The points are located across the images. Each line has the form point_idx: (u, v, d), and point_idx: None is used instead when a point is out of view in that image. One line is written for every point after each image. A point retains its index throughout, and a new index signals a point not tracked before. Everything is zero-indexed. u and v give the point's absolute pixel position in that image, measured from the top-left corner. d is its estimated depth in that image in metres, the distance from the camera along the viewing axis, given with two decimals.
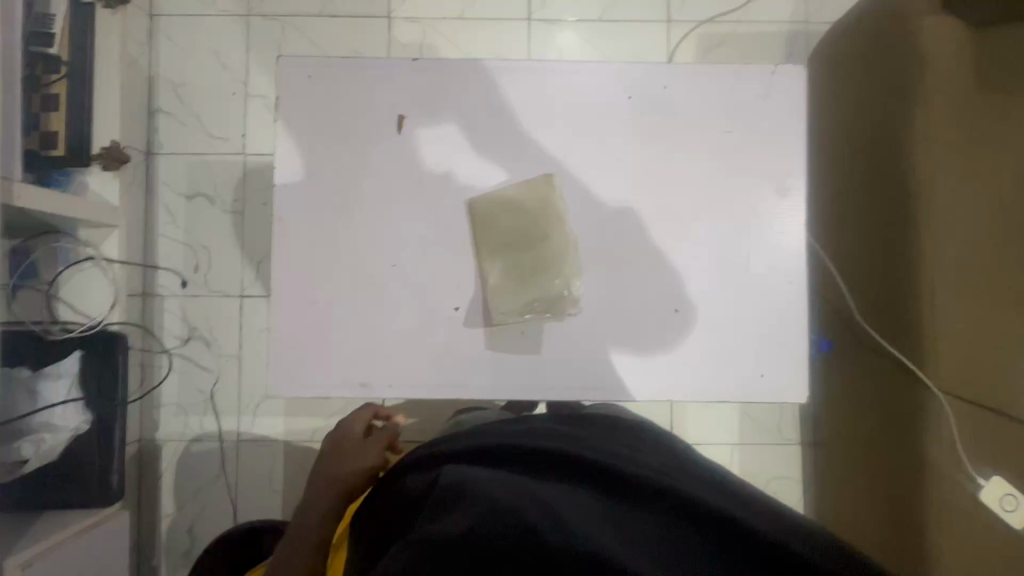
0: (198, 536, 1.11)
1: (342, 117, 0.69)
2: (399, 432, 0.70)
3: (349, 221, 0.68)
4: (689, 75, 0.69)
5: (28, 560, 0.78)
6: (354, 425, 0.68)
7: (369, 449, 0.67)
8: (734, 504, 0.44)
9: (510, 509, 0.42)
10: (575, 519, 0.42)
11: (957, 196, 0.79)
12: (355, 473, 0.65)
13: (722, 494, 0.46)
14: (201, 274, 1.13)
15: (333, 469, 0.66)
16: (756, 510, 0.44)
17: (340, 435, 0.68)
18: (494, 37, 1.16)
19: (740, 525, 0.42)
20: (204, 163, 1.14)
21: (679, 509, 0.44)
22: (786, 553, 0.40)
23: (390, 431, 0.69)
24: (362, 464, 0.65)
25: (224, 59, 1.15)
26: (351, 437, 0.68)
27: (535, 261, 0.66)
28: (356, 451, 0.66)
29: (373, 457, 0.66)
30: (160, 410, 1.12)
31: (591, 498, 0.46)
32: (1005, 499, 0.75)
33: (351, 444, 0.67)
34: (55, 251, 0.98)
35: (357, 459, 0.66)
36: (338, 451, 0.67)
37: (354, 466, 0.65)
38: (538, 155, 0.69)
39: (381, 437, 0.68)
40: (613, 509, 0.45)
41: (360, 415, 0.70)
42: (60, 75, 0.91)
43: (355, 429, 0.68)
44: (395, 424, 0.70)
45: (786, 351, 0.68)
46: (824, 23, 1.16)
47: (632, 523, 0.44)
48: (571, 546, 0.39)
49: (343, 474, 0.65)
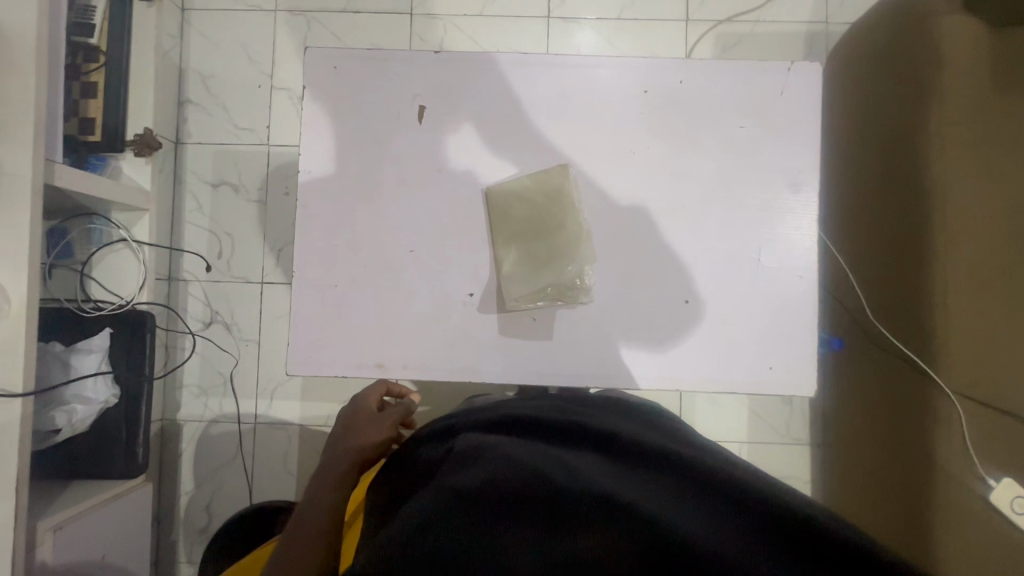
0: (215, 514, 1.15)
1: (366, 109, 0.71)
2: (412, 408, 0.73)
3: (370, 208, 0.71)
4: (705, 72, 0.70)
5: (59, 523, 0.83)
6: (368, 399, 0.71)
7: (384, 421, 0.69)
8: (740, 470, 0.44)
9: (525, 465, 0.44)
10: (586, 476, 0.44)
11: (971, 193, 0.79)
12: (369, 444, 0.67)
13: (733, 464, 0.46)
14: (224, 260, 1.16)
15: (346, 441, 0.68)
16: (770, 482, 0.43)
17: (355, 409, 0.70)
18: (513, 34, 1.18)
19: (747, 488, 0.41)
20: (229, 153, 1.17)
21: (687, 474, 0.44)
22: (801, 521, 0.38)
23: (404, 407, 0.72)
24: (379, 433, 0.68)
25: (251, 52, 1.18)
26: (365, 411, 0.70)
27: (549, 248, 0.68)
28: (371, 423, 0.69)
29: (389, 428, 0.68)
30: (182, 390, 1.16)
31: (599, 461, 0.47)
32: (1016, 502, 0.74)
33: (366, 417, 0.69)
34: (90, 232, 1.01)
35: (369, 431, 0.68)
36: (352, 423, 0.69)
37: (368, 437, 0.67)
38: (554, 149, 0.71)
39: (397, 411, 0.71)
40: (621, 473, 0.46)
41: (373, 390, 0.73)
42: (98, 65, 0.95)
43: (369, 403, 0.71)
44: (409, 401, 0.73)
45: (795, 344, 0.69)
46: (844, 23, 1.16)
47: (637, 481, 0.45)
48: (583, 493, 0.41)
49: (358, 444, 0.67)
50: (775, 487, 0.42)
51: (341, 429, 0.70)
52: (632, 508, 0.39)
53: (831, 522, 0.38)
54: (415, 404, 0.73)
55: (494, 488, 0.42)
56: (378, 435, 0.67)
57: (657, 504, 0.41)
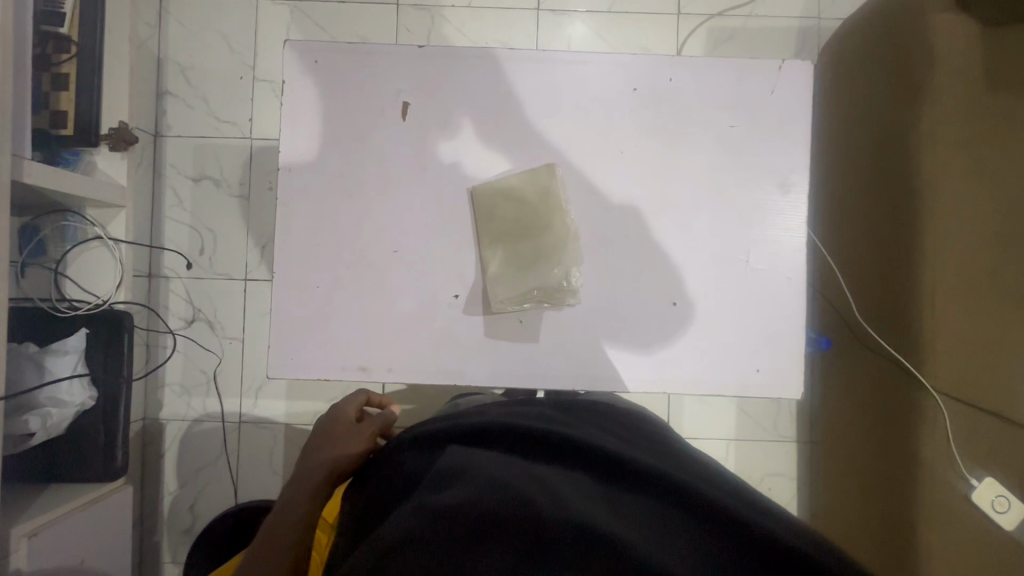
0: (199, 514, 1.13)
1: (348, 105, 0.69)
2: (392, 419, 0.71)
3: (353, 207, 0.69)
4: (695, 69, 0.69)
5: (34, 529, 0.82)
6: (346, 411, 0.70)
7: (362, 431, 0.67)
8: (729, 495, 0.45)
9: (508, 487, 0.44)
10: (571, 500, 0.44)
11: (961, 198, 0.78)
12: (345, 454, 0.65)
13: (722, 488, 0.46)
14: (206, 256, 1.14)
15: (322, 452, 0.66)
16: (758, 508, 0.43)
17: (333, 420, 0.69)
18: (504, 26, 1.15)
19: (732, 516, 0.42)
20: (211, 146, 1.14)
21: (674, 497, 0.45)
22: (782, 547, 0.40)
23: (384, 417, 0.70)
24: (356, 445, 0.66)
25: (232, 42, 1.15)
26: (343, 421, 0.69)
27: (535, 249, 0.66)
28: (348, 434, 0.67)
29: (366, 439, 0.66)
30: (164, 389, 1.14)
31: (585, 479, 0.48)
32: (996, 501, 0.75)
33: (343, 427, 0.68)
34: (63, 230, 0.98)
35: (346, 442, 0.66)
36: (330, 433, 0.68)
37: (344, 447, 0.66)
38: (542, 147, 0.69)
39: (375, 422, 0.68)
40: (609, 493, 0.46)
41: (352, 400, 0.72)
42: (70, 55, 0.92)
43: (348, 413, 0.70)
44: (389, 412, 0.71)
45: (781, 346, 0.68)
46: (836, 18, 1.15)
47: (622, 504, 0.45)
48: (564, 519, 0.41)
49: (333, 454, 0.65)
50: (753, 510, 0.43)
51: (318, 439, 0.68)
52: (611, 535, 0.40)
53: (805, 550, 0.39)
54: (395, 415, 0.71)
55: (477, 509, 0.43)
56: (355, 446, 0.66)
57: (636, 529, 0.42)
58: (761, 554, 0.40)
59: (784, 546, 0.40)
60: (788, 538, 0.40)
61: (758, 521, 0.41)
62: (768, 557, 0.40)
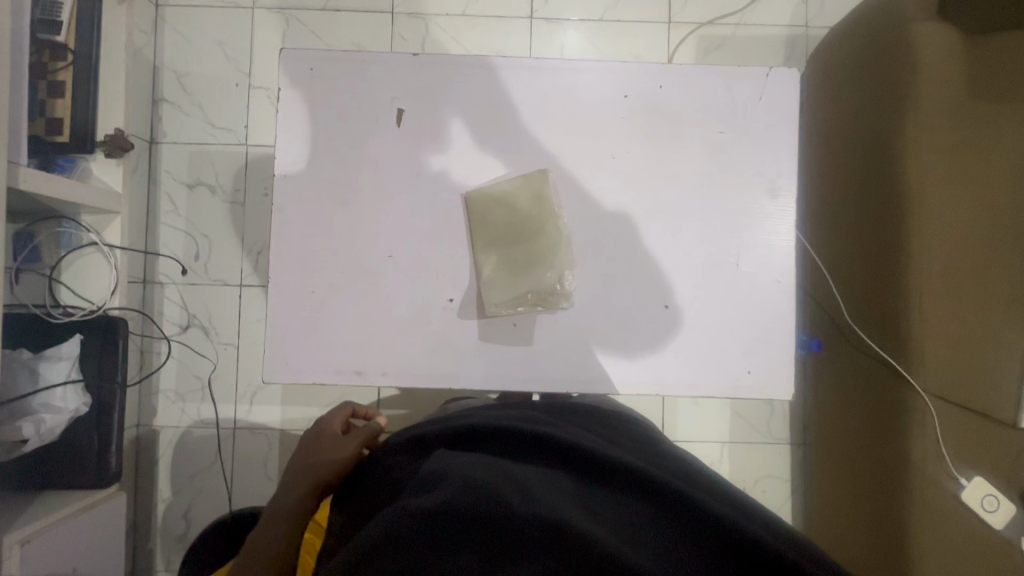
0: (193, 521, 1.13)
1: (343, 112, 0.70)
2: (377, 430, 0.69)
3: (347, 212, 0.69)
4: (685, 76, 0.70)
5: (25, 537, 0.80)
6: (333, 422, 0.70)
7: (347, 442, 0.66)
8: (701, 491, 0.47)
9: (491, 489, 0.45)
10: (551, 501, 0.45)
11: (944, 202, 0.80)
12: (329, 466, 0.64)
13: (695, 485, 0.49)
14: (201, 263, 1.14)
15: (307, 463, 0.66)
16: (731, 504, 0.46)
17: (319, 431, 0.69)
18: (497, 34, 1.17)
19: (705, 512, 0.44)
20: (206, 153, 1.15)
21: (651, 495, 0.47)
22: (755, 543, 0.42)
23: (370, 429, 0.69)
24: (339, 456, 0.65)
25: (228, 50, 1.16)
26: (328, 433, 0.68)
27: (527, 253, 0.68)
28: (333, 446, 0.67)
29: (350, 451, 0.66)
30: (158, 395, 1.13)
31: (566, 479, 0.49)
32: (986, 499, 0.76)
33: (329, 439, 0.67)
34: (58, 236, 0.99)
35: (331, 453, 0.66)
36: (315, 445, 0.67)
37: (328, 458, 0.65)
38: (536, 152, 0.70)
39: (362, 432, 0.68)
40: (589, 492, 0.48)
41: (338, 412, 0.72)
42: (66, 63, 0.92)
43: (334, 425, 0.69)
44: (375, 423, 0.70)
45: (771, 348, 0.69)
46: (824, 27, 1.17)
47: (600, 504, 0.47)
48: (547, 518, 0.43)
49: (317, 466, 0.65)
50: (727, 508, 0.45)
51: (304, 451, 0.68)
52: (585, 534, 0.41)
53: (772, 544, 0.42)
54: (381, 426, 0.70)
55: (453, 511, 0.43)
56: (338, 457, 0.65)
57: (611, 532, 0.43)
58: (732, 549, 0.43)
59: (755, 540, 0.42)
60: (758, 532, 0.43)
61: (731, 517, 0.44)
62: (737, 549, 0.43)
